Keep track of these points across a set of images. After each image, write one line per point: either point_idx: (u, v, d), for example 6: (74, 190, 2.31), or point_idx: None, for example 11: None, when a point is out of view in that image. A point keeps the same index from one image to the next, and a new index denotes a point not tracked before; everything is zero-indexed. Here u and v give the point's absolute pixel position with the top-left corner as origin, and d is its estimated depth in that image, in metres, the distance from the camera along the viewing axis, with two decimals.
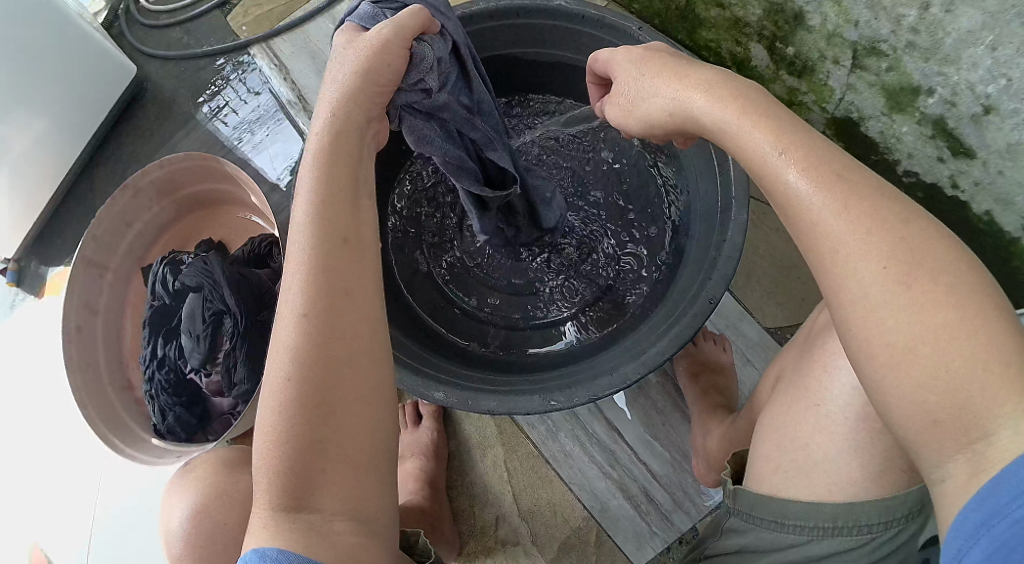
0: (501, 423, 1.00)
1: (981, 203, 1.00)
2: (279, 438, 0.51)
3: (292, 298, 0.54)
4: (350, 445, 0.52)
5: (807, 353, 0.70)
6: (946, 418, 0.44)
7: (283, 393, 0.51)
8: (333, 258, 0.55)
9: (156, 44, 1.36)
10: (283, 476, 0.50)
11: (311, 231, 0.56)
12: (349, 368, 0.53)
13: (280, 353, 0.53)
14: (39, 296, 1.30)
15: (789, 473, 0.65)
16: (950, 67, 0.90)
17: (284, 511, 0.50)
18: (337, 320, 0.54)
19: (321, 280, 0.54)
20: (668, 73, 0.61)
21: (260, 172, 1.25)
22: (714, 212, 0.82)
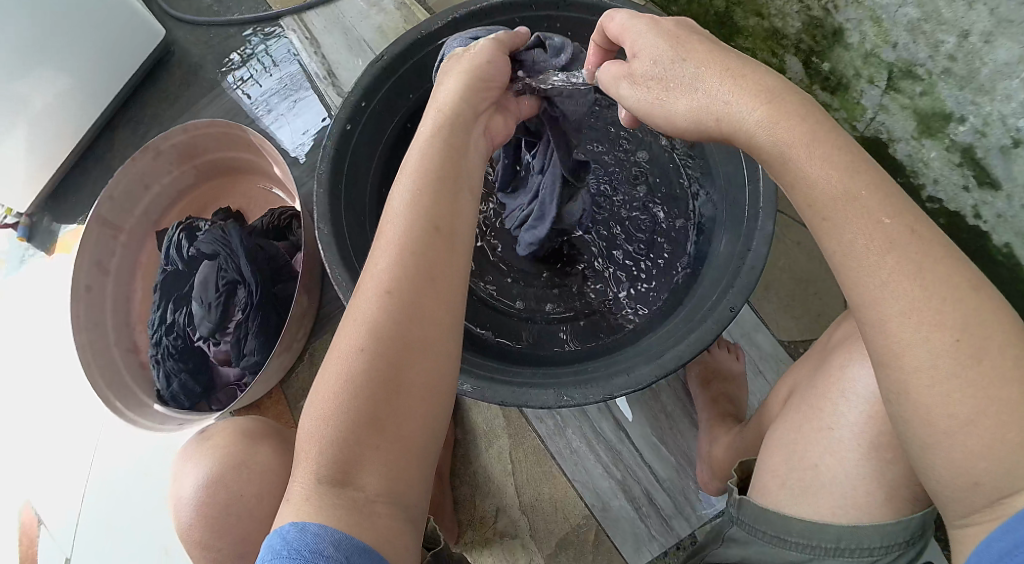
0: (508, 412, 1.00)
1: (1002, 234, 0.99)
2: (336, 410, 0.52)
3: (376, 274, 0.55)
4: (406, 428, 0.52)
5: (822, 370, 0.69)
6: (981, 459, 0.46)
7: (350, 366, 0.52)
8: (428, 246, 0.57)
9: (187, 8, 1.35)
10: (332, 447, 0.51)
11: (408, 215, 0.57)
12: (423, 354, 0.54)
13: (355, 324, 0.54)
14: (49, 252, 1.29)
15: (796, 491, 0.64)
16: (984, 97, 0.90)
17: (326, 482, 0.50)
18: (419, 308, 0.54)
19: (412, 263, 0.55)
20: (721, 59, 0.57)
21: (280, 144, 1.24)
22: (740, 219, 0.81)
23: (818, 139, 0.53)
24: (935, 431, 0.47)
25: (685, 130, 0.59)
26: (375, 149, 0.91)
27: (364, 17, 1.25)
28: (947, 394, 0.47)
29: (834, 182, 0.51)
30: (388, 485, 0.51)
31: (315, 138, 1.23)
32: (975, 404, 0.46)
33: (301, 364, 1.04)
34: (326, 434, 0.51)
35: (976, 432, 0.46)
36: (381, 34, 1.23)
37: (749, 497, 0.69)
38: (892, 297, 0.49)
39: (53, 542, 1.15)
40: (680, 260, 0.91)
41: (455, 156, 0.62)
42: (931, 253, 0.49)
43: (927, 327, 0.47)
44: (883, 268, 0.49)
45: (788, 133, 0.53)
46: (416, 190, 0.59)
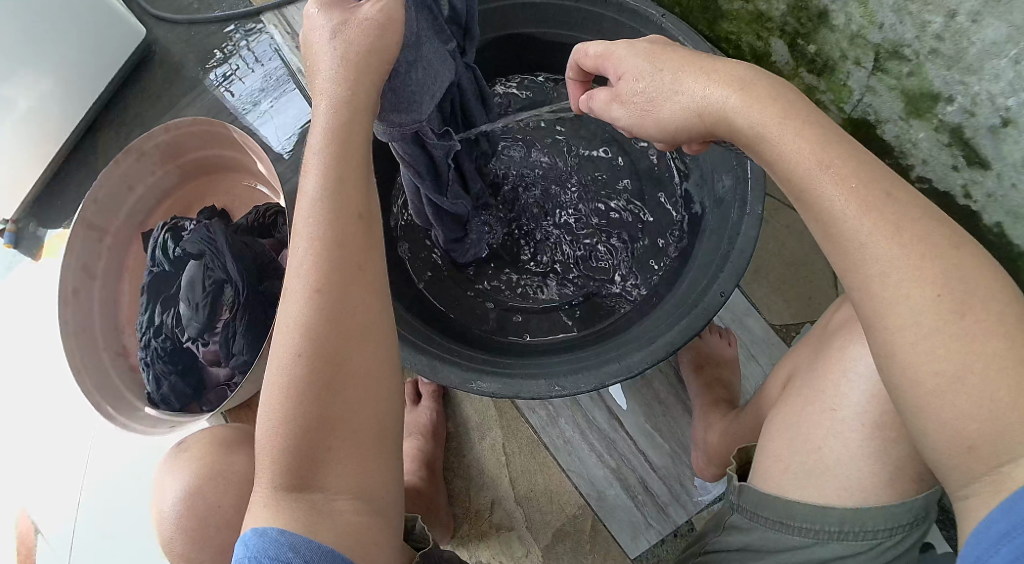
0: (500, 404, 0.99)
1: (992, 214, 1.00)
2: (288, 416, 0.52)
3: (299, 274, 0.53)
4: (357, 425, 0.53)
5: (824, 353, 0.69)
6: (981, 443, 0.46)
7: (292, 369, 0.52)
8: (345, 233, 0.54)
9: (166, 6, 1.33)
10: (287, 453, 0.52)
11: (325, 206, 0.54)
12: (361, 344, 0.53)
13: (288, 328, 0.52)
14: (35, 258, 1.28)
15: (800, 475, 0.64)
16: (972, 77, 0.90)
17: (288, 484, 0.52)
18: (345, 299, 0.53)
19: (329, 245, 0.53)
20: (693, 68, 0.58)
21: (264, 141, 1.23)
22: (729, 207, 0.80)
23: (773, 135, 0.53)
24: (924, 391, 0.47)
25: (676, 133, 0.60)
26: None
27: None
28: (931, 345, 0.47)
29: (824, 179, 0.51)
30: (347, 477, 0.52)
31: (299, 134, 1.22)
32: (961, 359, 0.46)
33: None
34: (276, 442, 0.52)
35: (965, 389, 0.46)
36: None
37: (750, 483, 0.68)
38: (887, 263, 0.49)
39: (49, 549, 1.14)
40: (667, 239, 0.92)
41: (360, 134, 0.56)
42: (913, 226, 0.49)
43: (911, 283, 0.48)
44: (858, 249, 0.49)
45: (761, 110, 0.54)
46: (326, 177, 0.54)
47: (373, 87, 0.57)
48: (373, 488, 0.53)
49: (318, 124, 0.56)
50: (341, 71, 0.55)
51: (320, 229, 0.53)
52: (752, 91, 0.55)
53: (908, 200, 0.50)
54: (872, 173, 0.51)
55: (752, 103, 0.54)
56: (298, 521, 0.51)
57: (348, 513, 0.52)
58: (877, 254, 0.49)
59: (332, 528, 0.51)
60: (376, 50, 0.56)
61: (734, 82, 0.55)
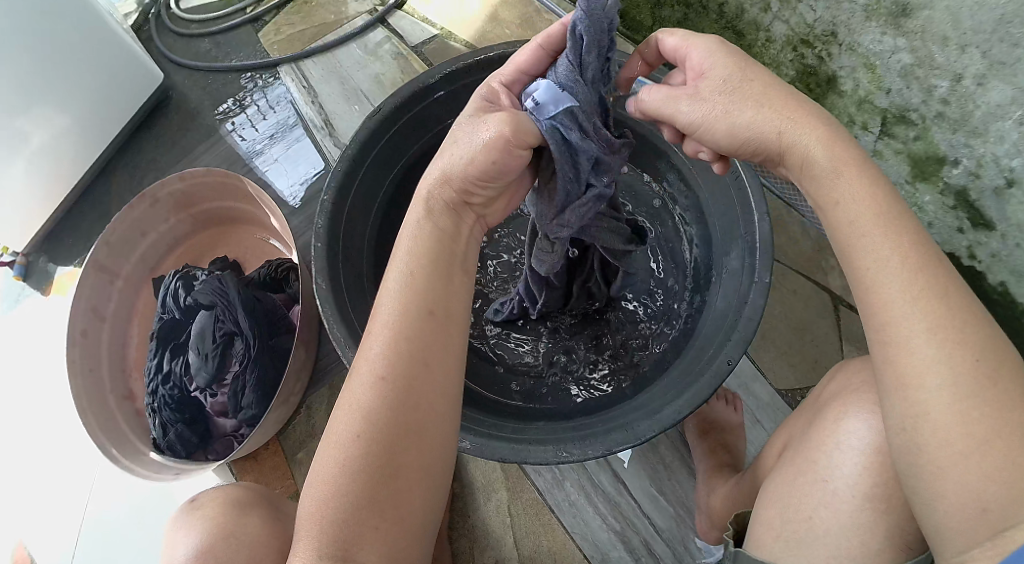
0: (507, 467, 0.99)
1: (997, 273, 0.99)
2: (340, 492, 0.52)
3: (371, 359, 0.56)
4: (405, 510, 0.53)
5: (815, 425, 0.69)
6: (994, 507, 0.48)
7: (350, 448, 0.53)
8: (420, 331, 0.57)
9: (184, 52, 1.37)
10: (331, 527, 0.52)
11: (404, 301, 0.58)
12: (420, 437, 0.54)
13: (353, 410, 0.54)
14: (45, 293, 1.29)
15: (790, 543, 0.64)
16: (977, 139, 0.91)
17: (324, 560, 0.51)
18: (412, 393, 0.55)
19: (405, 340, 0.56)
20: (781, 90, 0.61)
21: (277, 193, 1.22)
22: (738, 274, 0.81)
23: (850, 171, 0.57)
24: (953, 451, 0.50)
25: (745, 142, 0.62)
26: (372, 204, 0.91)
27: (363, 66, 1.27)
28: (959, 407, 0.50)
29: (871, 236, 0.55)
30: (382, 557, 0.52)
31: (309, 184, 1.21)
32: (990, 422, 0.49)
33: (297, 418, 1.03)
34: (325, 515, 0.52)
35: (989, 453, 0.49)
36: (379, 83, 1.25)
37: (744, 548, 0.69)
38: (900, 323, 0.52)
39: None
40: (680, 304, 0.92)
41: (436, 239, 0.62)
42: (923, 295, 0.52)
43: (949, 347, 0.51)
44: (888, 305, 0.53)
45: (844, 151, 0.58)
46: (412, 277, 0.59)
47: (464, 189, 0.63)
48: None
49: (409, 230, 0.63)
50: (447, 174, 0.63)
51: (395, 326, 0.56)
52: (802, 140, 0.59)
53: (947, 279, 0.53)
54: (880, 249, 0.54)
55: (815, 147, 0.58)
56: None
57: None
58: (901, 321, 0.52)
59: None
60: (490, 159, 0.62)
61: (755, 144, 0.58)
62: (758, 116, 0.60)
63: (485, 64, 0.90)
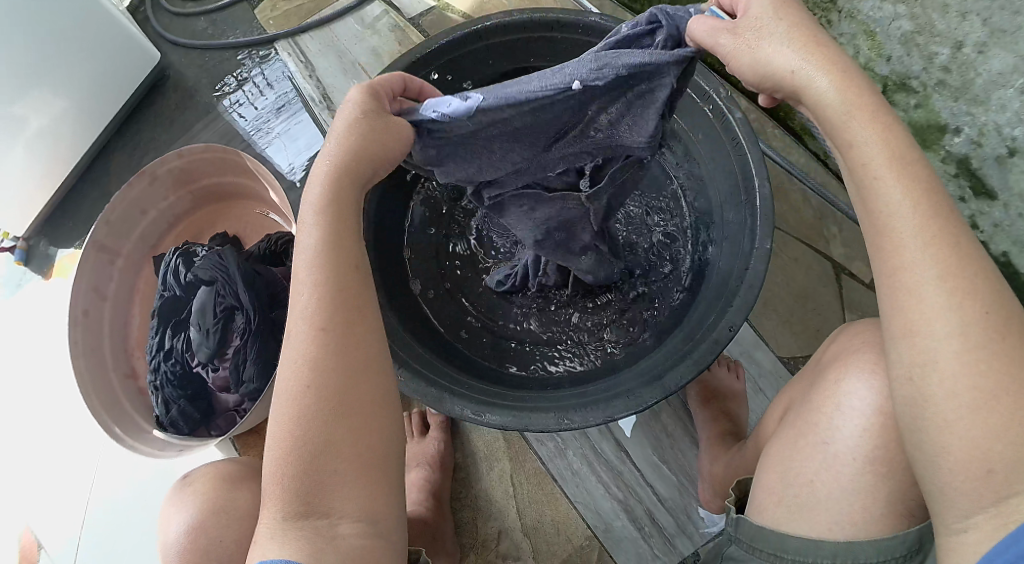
0: (509, 436, 1.00)
1: (999, 244, 0.98)
2: (296, 445, 0.54)
3: (301, 320, 0.57)
4: (365, 453, 0.55)
5: (817, 386, 0.69)
6: (1000, 469, 0.48)
7: (300, 403, 0.55)
8: (343, 284, 0.58)
9: (181, 32, 1.37)
10: (294, 480, 0.54)
11: (319, 260, 0.59)
12: (363, 381, 0.57)
13: (296, 369, 0.56)
14: (46, 277, 1.29)
15: (792, 508, 0.65)
16: (979, 107, 0.91)
17: (290, 512, 0.54)
18: (347, 340, 0.57)
19: (323, 285, 0.58)
20: (807, 29, 0.55)
21: (277, 168, 1.24)
22: (739, 242, 0.80)
23: (860, 122, 0.53)
24: (957, 404, 0.49)
25: (765, 79, 0.56)
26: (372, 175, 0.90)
27: (359, 39, 1.26)
28: (965, 358, 0.49)
29: (891, 174, 0.52)
30: (343, 499, 0.54)
31: (310, 160, 1.22)
32: (996, 379, 0.48)
33: None
34: (289, 471, 0.54)
35: (991, 412, 0.48)
36: (377, 56, 1.24)
37: (746, 515, 0.69)
38: (914, 272, 0.50)
39: None
40: (678, 271, 0.92)
41: (349, 196, 0.61)
42: (942, 244, 0.50)
43: (959, 296, 0.49)
44: (901, 251, 0.51)
45: (860, 95, 0.53)
46: (320, 234, 0.60)
47: (368, 155, 0.62)
48: (369, 506, 0.55)
49: (313, 190, 0.61)
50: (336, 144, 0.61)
51: (310, 275, 0.58)
52: (818, 85, 0.53)
53: (958, 230, 0.51)
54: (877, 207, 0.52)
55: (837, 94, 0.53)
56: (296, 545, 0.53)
57: (350, 530, 0.54)
58: (916, 271, 0.50)
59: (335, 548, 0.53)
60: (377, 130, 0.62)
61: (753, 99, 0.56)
62: (778, 54, 0.54)
63: (481, 33, 0.89)
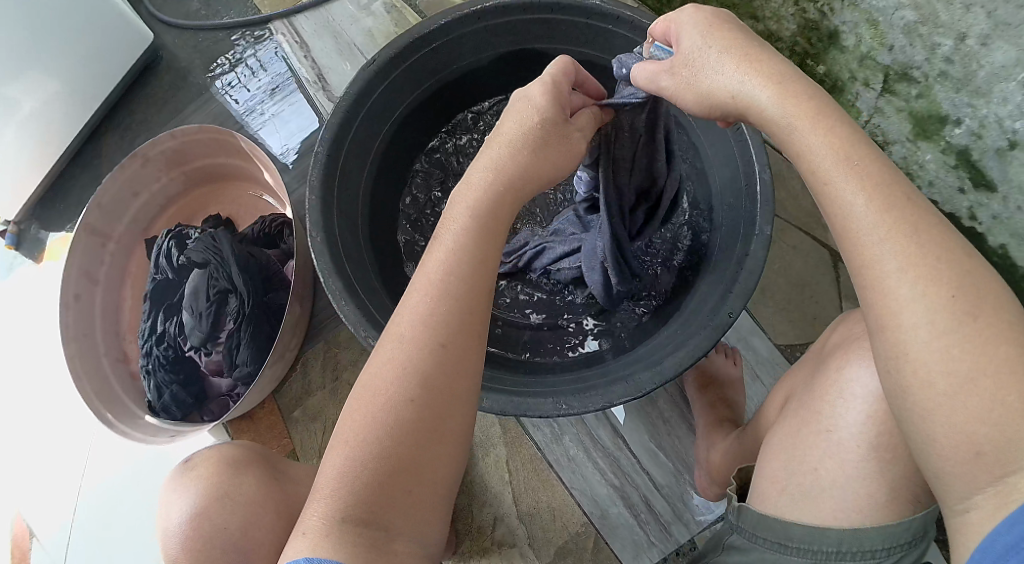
0: (505, 422, 0.99)
1: (997, 236, 0.99)
2: (373, 449, 0.52)
3: (413, 320, 0.56)
4: (437, 477, 0.53)
5: (819, 376, 0.68)
6: (989, 450, 0.46)
7: (392, 407, 0.53)
8: (475, 301, 0.57)
9: (173, 12, 1.34)
10: (362, 484, 0.51)
11: (458, 267, 0.58)
12: (459, 403, 0.55)
13: (392, 369, 0.54)
14: (36, 260, 1.28)
15: (796, 496, 0.64)
16: (981, 100, 0.90)
17: (353, 517, 0.50)
18: (457, 359, 0.55)
19: (454, 303, 0.57)
20: (740, 51, 0.58)
21: (267, 148, 1.22)
22: (739, 228, 0.80)
23: (804, 126, 0.54)
24: (934, 393, 0.47)
25: (711, 108, 0.60)
26: (366, 158, 0.89)
27: (353, 21, 1.24)
28: (940, 343, 0.47)
29: (844, 174, 0.52)
30: (408, 516, 0.52)
31: (303, 142, 1.22)
32: (969, 360, 0.46)
33: (293, 376, 1.03)
34: (358, 472, 0.51)
35: (975, 390, 0.46)
36: (371, 37, 1.23)
37: (749, 504, 0.68)
38: (878, 265, 0.50)
39: (44, 553, 1.13)
40: (677, 257, 0.93)
41: (504, 208, 0.63)
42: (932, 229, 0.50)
43: (924, 284, 0.48)
44: (859, 248, 0.51)
45: (797, 103, 0.55)
46: (464, 243, 0.60)
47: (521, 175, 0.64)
48: (426, 528, 0.53)
49: (471, 192, 0.63)
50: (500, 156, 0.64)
51: (441, 285, 0.57)
52: (758, 105, 0.57)
53: (926, 217, 0.50)
54: (880, 187, 0.51)
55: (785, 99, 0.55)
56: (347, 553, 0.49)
57: (404, 550, 0.51)
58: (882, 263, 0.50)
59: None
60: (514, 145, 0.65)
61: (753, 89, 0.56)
62: (718, 79, 0.58)
63: (479, 15, 0.87)
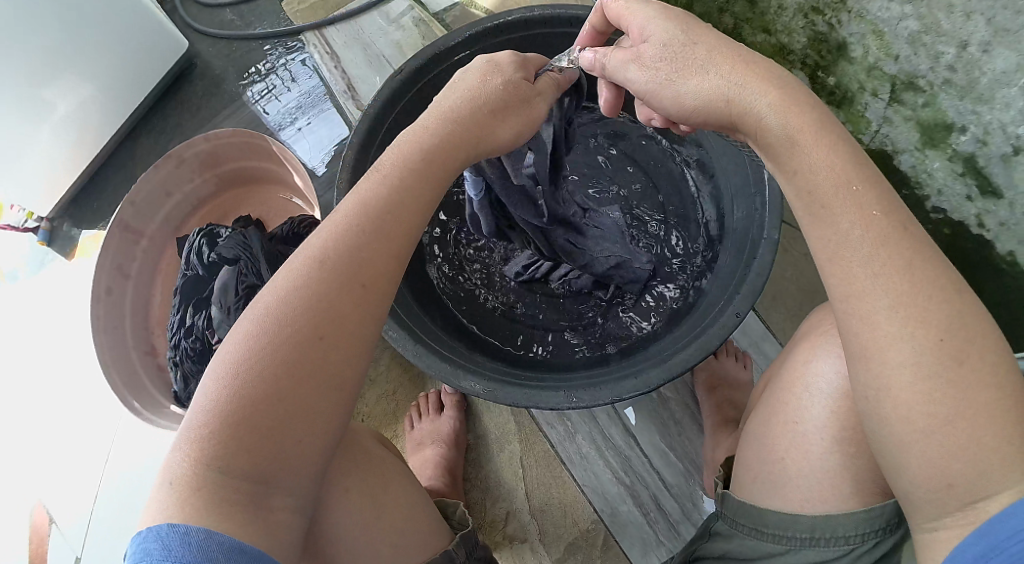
0: (520, 420, 1.03)
1: (1005, 243, 1.01)
2: (247, 391, 0.52)
3: (300, 263, 0.58)
4: (318, 422, 0.54)
5: (789, 364, 0.71)
6: (961, 482, 0.48)
7: (267, 348, 0.54)
8: (376, 242, 0.59)
9: (209, 22, 1.40)
10: (235, 429, 0.51)
11: (354, 214, 0.60)
12: (336, 343, 0.55)
13: (274, 309, 0.55)
14: (68, 257, 1.33)
15: (769, 483, 0.66)
16: (983, 106, 0.93)
17: (227, 471, 0.50)
18: (339, 301, 0.56)
19: (337, 267, 0.57)
20: (726, 53, 0.62)
21: (299, 158, 1.28)
22: (748, 235, 0.82)
23: (807, 138, 0.57)
24: (914, 428, 0.50)
25: (698, 111, 0.64)
26: None
27: (384, 33, 1.30)
28: (922, 388, 0.50)
29: (844, 201, 0.54)
30: (288, 472, 0.52)
31: (334, 151, 1.27)
32: (951, 403, 0.49)
33: None
34: (230, 418, 0.51)
35: (952, 431, 0.49)
36: (400, 49, 1.28)
37: (730, 492, 0.71)
38: (867, 300, 0.52)
39: (64, 540, 1.16)
40: (691, 261, 0.96)
41: (438, 165, 0.66)
42: (902, 244, 0.53)
43: (911, 325, 0.51)
44: (849, 271, 0.53)
45: (798, 115, 0.58)
46: (369, 192, 0.62)
47: (463, 134, 0.67)
48: (307, 482, 0.54)
49: (398, 147, 0.66)
50: (440, 122, 0.67)
51: (328, 251, 0.58)
52: (754, 107, 0.60)
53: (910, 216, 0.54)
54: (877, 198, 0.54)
55: (781, 107, 0.58)
56: (224, 516, 0.50)
57: (281, 505, 0.52)
58: (870, 297, 0.52)
59: (265, 524, 0.51)
60: (476, 108, 0.69)
61: (760, 91, 0.59)
62: (704, 82, 0.62)
63: (498, 30, 0.91)
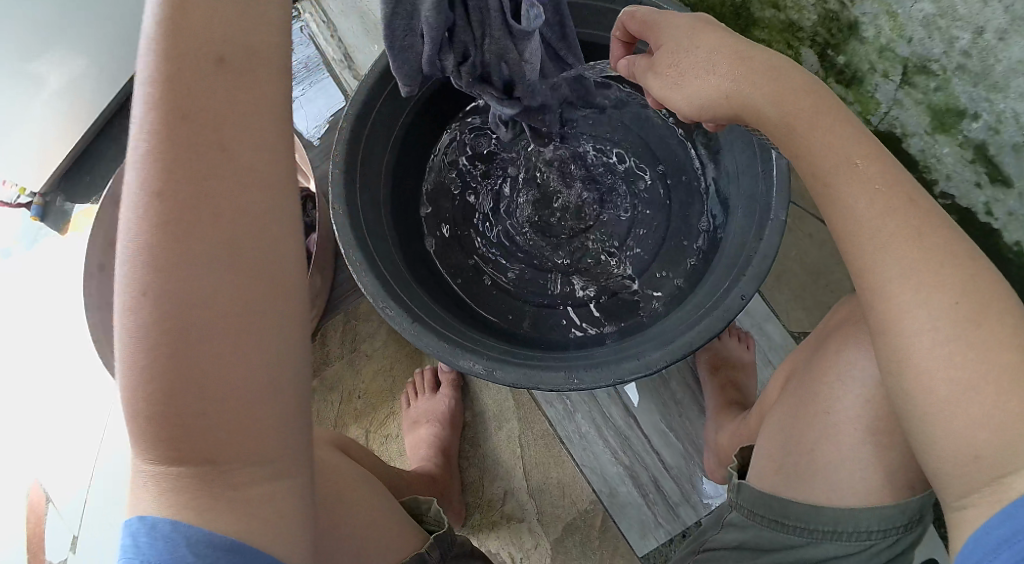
0: (518, 394, 1.01)
1: (1013, 232, 0.99)
2: (155, 376, 0.42)
3: (149, 186, 0.42)
4: (246, 384, 0.43)
5: (820, 354, 0.69)
6: (989, 454, 0.46)
7: (154, 315, 0.42)
8: (235, 124, 0.42)
9: None
10: (160, 420, 0.43)
11: (192, 85, 0.41)
12: (248, 284, 0.43)
13: (145, 258, 0.42)
14: (61, 232, 1.31)
15: (794, 476, 0.65)
16: (998, 94, 0.90)
17: (173, 458, 0.44)
18: (228, 226, 0.42)
19: (182, 173, 0.41)
20: (730, 57, 0.59)
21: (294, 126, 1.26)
22: (754, 210, 0.81)
23: (804, 132, 0.55)
24: (935, 399, 0.47)
25: (701, 111, 0.62)
26: (390, 134, 0.89)
27: (381, 2, 1.25)
28: (941, 352, 0.47)
29: (846, 177, 0.53)
30: (233, 446, 0.44)
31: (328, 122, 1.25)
32: (975, 368, 0.46)
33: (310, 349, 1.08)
34: (150, 410, 0.43)
35: (977, 398, 0.46)
36: None
37: (748, 482, 0.70)
38: (880, 268, 0.50)
39: (60, 520, 1.15)
40: (694, 242, 0.94)
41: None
42: (922, 223, 0.50)
43: (928, 289, 0.48)
44: (857, 247, 0.52)
45: (795, 102, 0.56)
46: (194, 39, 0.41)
47: None
48: (274, 447, 0.45)
49: None
50: None
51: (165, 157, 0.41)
52: (750, 101, 0.58)
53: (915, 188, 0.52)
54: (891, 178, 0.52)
55: (791, 93, 0.57)
56: (190, 506, 0.45)
57: (248, 478, 0.45)
58: (890, 264, 0.50)
59: (236, 503, 0.45)
60: None
61: (766, 79, 0.57)
62: (703, 83, 0.60)
63: None
